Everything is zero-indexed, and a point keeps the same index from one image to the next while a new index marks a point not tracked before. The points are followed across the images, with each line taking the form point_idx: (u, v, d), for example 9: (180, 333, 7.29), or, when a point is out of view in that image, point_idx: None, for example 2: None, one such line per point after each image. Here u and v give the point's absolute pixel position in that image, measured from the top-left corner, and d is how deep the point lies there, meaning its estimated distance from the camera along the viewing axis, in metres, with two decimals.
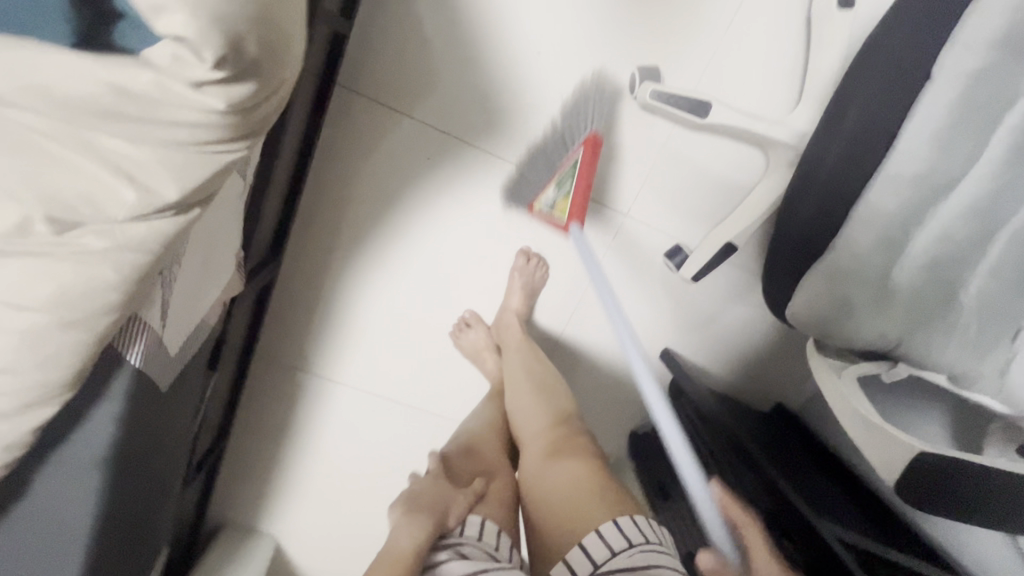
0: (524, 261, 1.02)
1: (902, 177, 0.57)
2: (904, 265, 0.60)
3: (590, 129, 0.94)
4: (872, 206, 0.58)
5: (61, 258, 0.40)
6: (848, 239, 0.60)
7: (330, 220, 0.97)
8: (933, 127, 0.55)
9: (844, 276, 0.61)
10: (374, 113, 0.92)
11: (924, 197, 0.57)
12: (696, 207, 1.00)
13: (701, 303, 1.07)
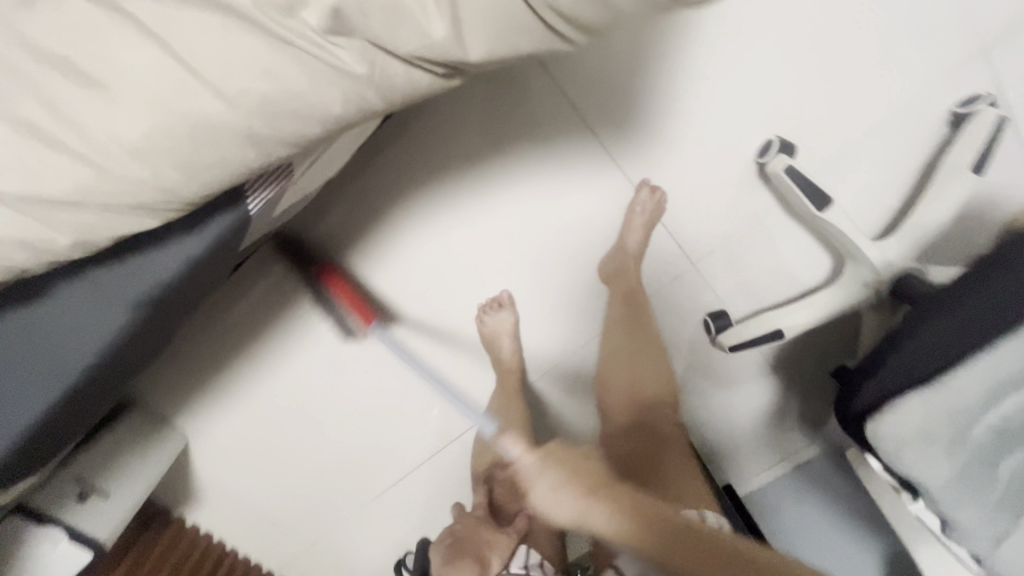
0: (648, 192, 0.92)
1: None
2: (980, 424, 0.63)
3: (705, 175, 0.94)
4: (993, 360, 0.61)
5: (309, 62, 0.33)
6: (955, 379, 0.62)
7: (423, 138, 0.94)
8: None
9: (935, 414, 0.63)
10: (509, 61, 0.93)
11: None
12: (759, 287, 1.01)
13: (716, 374, 1.10)
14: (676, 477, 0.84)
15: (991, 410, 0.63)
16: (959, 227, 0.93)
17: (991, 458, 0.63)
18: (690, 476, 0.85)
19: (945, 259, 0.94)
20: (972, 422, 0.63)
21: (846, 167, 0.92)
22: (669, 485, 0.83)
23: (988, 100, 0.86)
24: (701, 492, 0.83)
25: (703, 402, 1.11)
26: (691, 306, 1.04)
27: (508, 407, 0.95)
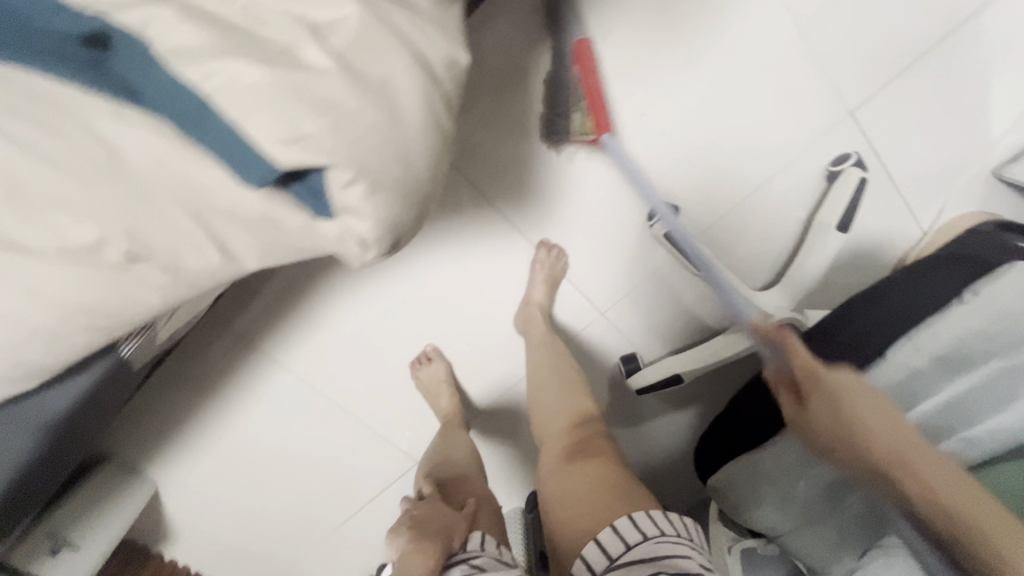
0: (547, 252, 1.00)
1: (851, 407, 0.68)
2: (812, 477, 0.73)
3: (603, 236, 1.01)
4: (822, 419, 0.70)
5: (115, 279, 0.41)
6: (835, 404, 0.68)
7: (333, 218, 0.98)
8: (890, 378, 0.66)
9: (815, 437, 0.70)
10: None
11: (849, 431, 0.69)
12: (663, 331, 1.11)
13: (636, 407, 1.19)
14: (610, 489, 0.74)
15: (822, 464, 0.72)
16: (839, 272, 1.02)
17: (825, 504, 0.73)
18: (626, 487, 0.74)
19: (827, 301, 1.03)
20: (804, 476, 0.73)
21: (728, 225, 0.99)
22: (589, 499, 0.74)
23: (855, 161, 0.93)
24: (633, 489, 0.74)
25: (626, 432, 1.21)
26: (605, 349, 1.12)
27: (450, 439, 1.13)
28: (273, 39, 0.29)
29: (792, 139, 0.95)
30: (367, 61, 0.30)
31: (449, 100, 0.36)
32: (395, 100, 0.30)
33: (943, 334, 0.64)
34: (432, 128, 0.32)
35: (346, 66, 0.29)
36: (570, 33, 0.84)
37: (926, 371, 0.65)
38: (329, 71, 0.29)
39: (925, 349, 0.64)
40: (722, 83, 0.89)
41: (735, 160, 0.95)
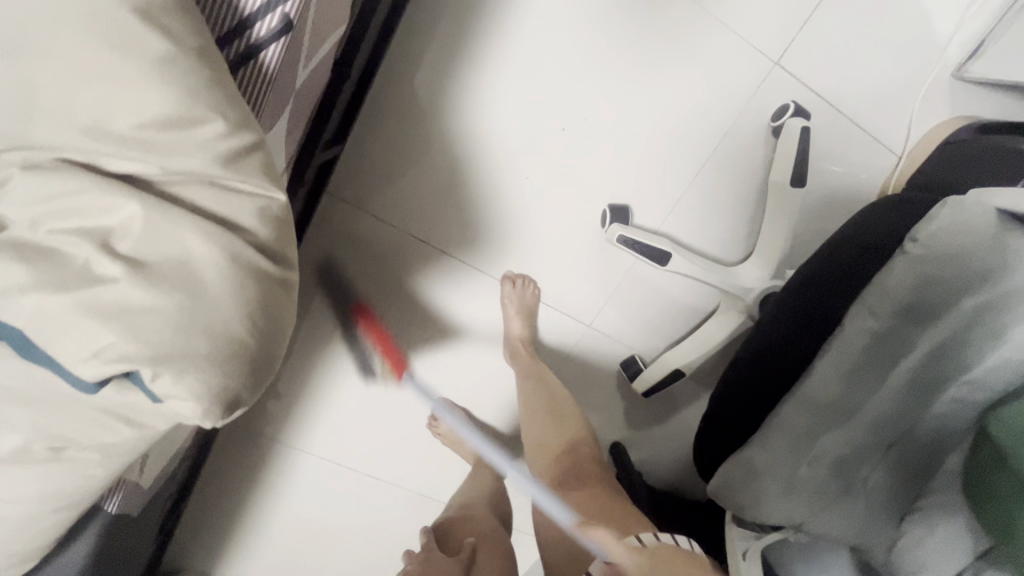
0: (510, 285, 0.98)
1: (829, 381, 0.61)
2: (813, 462, 0.64)
3: (566, 252, 1.00)
4: (805, 395, 0.62)
5: (53, 467, 0.44)
6: (810, 381, 0.62)
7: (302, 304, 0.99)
8: (857, 344, 0.59)
9: (801, 422, 0.63)
10: (347, 215, 0.93)
11: (834, 406, 0.62)
12: (656, 326, 1.08)
13: (655, 407, 1.15)
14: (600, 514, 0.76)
15: (817, 445, 0.63)
16: (813, 224, 0.97)
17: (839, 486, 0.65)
18: (616, 511, 0.76)
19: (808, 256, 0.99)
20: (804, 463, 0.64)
21: (683, 212, 0.96)
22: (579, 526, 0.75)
23: (795, 110, 0.88)
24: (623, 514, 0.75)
25: (654, 434, 1.18)
26: (601, 359, 1.10)
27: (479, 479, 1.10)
28: (73, 257, 0.32)
29: (724, 108, 0.91)
30: (165, 251, 0.33)
31: (274, 245, 0.37)
32: (198, 277, 0.33)
33: (898, 285, 0.57)
34: (249, 285, 0.35)
35: (140, 266, 0.32)
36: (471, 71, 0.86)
37: (893, 325, 0.58)
38: (122, 278, 0.31)
39: (887, 306, 0.58)
40: (630, 80, 0.89)
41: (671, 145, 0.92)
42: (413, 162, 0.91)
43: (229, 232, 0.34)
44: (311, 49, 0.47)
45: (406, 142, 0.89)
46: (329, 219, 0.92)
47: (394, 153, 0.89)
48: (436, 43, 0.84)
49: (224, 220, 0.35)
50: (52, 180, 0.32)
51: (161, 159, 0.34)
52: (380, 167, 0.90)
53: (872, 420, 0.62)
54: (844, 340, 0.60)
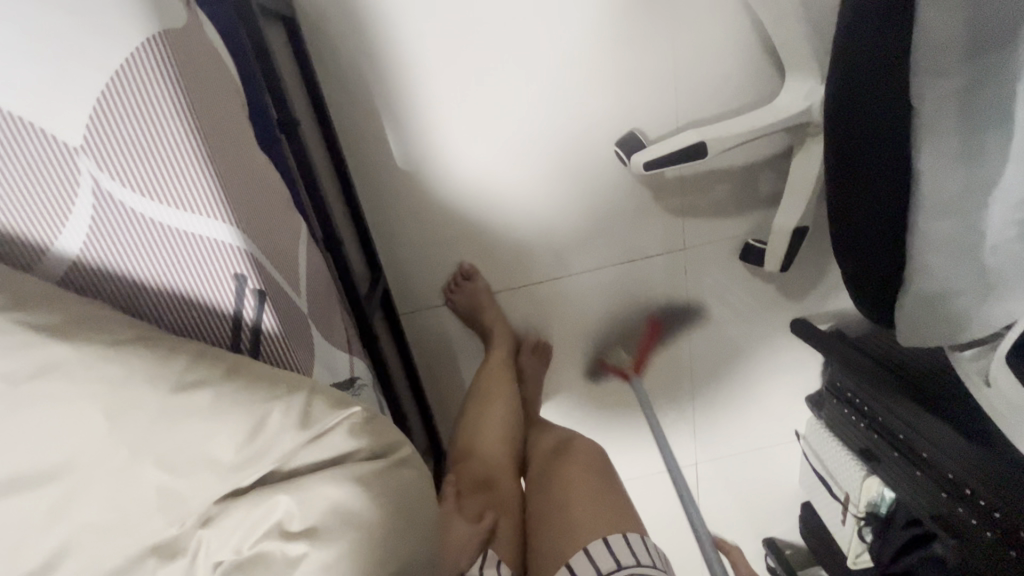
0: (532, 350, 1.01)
1: (945, 172, 0.50)
2: (994, 244, 0.52)
3: (610, 207, 0.96)
4: (935, 198, 0.51)
5: None
6: (925, 185, 0.50)
7: (449, 403, 1.08)
8: (947, 117, 0.48)
9: (949, 226, 0.52)
10: (425, 317, 1.01)
11: (977, 176, 0.50)
12: (745, 200, 0.98)
13: (804, 267, 1.04)
14: (585, 498, 0.70)
15: (985, 226, 0.51)
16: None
17: None
18: (611, 501, 0.69)
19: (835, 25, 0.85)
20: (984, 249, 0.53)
21: (686, 92, 0.87)
22: (570, 506, 0.69)
23: None
24: (614, 507, 0.70)
25: (822, 290, 1.06)
26: (717, 264, 1.03)
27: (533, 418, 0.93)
28: (271, 555, 0.39)
29: None
30: (321, 512, 0.39)
31: (379, 446, 0.43)
32: (352, 512, 0.39)
33: (945, 27, 0.44)
34: (387, 491, 0.41)
35: (314, 532, 0.38)
36: (419, 143, 0.87)
37: (974, 70, 0.46)
38: (311, 550, 0.38)
39: (946, 60, 0.45)
40: (543, 27, 0.82)
41: (624, 50, 0.84)
42: (438, 243, 0.95)
43: (346, 466, 0.41)
44: (290, 278, 0.53)
45: (421, 235, 0.94)
46: (417, 330, 1.02)
47: (419, 248, 0.95)
48: (380, 144, 0.87)
49: (337, 460, 0.41)
50: (217, 525, 0.39)
51: (267, 458, 0.40)
52: (418, 265, 0.97)
53: None
54: (926, 121, 0.48)
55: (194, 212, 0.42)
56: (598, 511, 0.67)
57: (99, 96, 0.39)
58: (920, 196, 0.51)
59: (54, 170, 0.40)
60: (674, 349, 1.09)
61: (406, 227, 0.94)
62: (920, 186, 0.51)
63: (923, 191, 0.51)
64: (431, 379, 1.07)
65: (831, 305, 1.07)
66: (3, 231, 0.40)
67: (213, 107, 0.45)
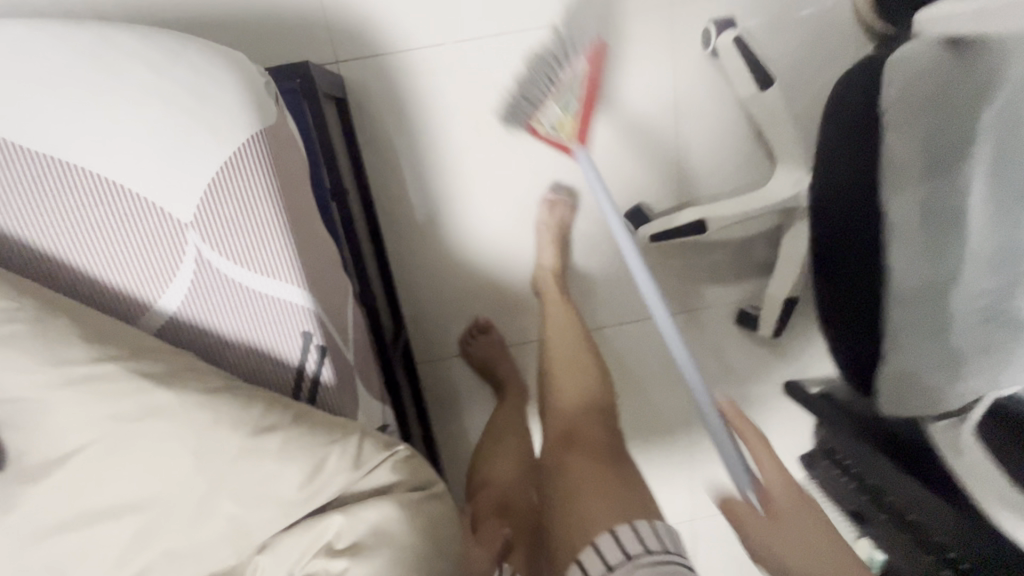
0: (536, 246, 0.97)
1: (909, 262, 0.59)
2: (960, 327, 0.58)
3: (617, 269, 1.04)
4: (902, 284, 0.59)
5: None
6: (895, 274, 0.59)
7: (456, 450, 1.12)
8: (910, 215, 0.57)
9: (917, 312, 0.60)
10: (440, 366, 1.07)
11: (941, 266, 0.58)
12: (741, 269, 1.07)
13: (796, 332, 1.11)
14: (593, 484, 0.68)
15: (951, 312, 0.58)
16: (813, 99, 0.93)
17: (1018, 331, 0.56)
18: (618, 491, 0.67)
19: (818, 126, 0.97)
20: (952, 332, 0.59)
21: (688, 172, 0.97)
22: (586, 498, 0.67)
23: (718, 28, 0.86)
24: (626, 491, 0.67)
25: (813, 354, 1.13)
26: (715, 326, 1.10)
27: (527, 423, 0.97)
28: None
29: (657, 71, 0.92)
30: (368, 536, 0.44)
31: (418, 484, 0.48)
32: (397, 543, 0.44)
33: (900, 145, 0.56)
34: (426, 522, 0.46)
35: (360, 553, 0.43)
36: (447, 207, 0.96)
37: (931, 180, 0.56)
38: (351, 565, 0.42)
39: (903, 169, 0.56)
40: None
41: (633, 134, 0.95)
42: (457, 298, 1.02)
43: (391, 498, 0.46)
44: (341, 332, 0.59)
45: (442, 289, 1.02)
46: (432, 378, 1.07)
47: (439, 302, 1.02)
48: (412, 208, 0.96)
49: (383, 493, 0.47)
50: (275, 555, 0.44)
51: (323, 494, 0.45)
52: (436, 319, 1.03)
53: (991, 255, 0.55)
54: (895, 220, 0.58)
55: (276, 277, 0.49)
56: (608, 497, 0.66)
57: (210, 182, 0.47)
58: (890, 282, 0.60)
59: (164, 240, 0.46)
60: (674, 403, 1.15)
61: (428, 282, 1.01)
62: (891, 274, 0.60)
63: (892, 279, 0.60)
64: (441, 426, 1.11)
65: (821, 369, 1.14)
66: (113, 291, 0.47)
67: (296, 190, 0.53)
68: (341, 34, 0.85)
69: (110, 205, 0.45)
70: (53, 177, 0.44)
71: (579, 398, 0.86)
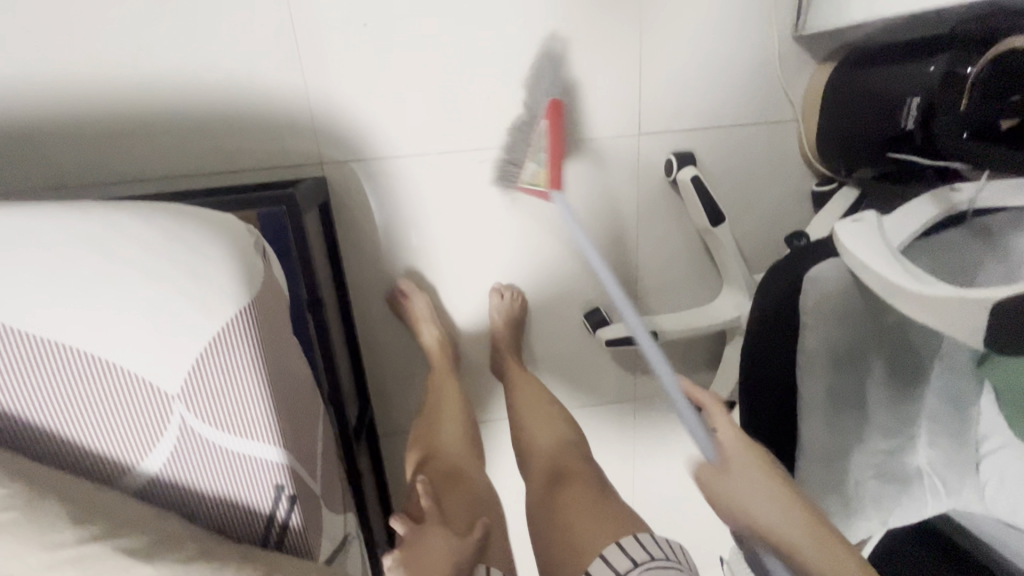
0: (500, 298, 1.01)
1: (821, 432, 0.66)
2: (861, 481, 0.70)
3: (575, 358, 1.12)
4: (811, 450, 0.67)
5: None
6: (804, 442, 0.68)
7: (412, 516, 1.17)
8: (823, 396, 0.65)
9: (822, 472, 0.68)
10: (402, 440, 1.11)
11: (851, 435, 0.68)
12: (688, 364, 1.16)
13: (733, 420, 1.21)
14: (580, 512, 0.78)
15: (855, 471, 0.70)
16: (755, 226, 1.05)
17: (898, 479, 0.72)
18: (605, 511, 0.77)
19: (761, 246, 1.06)
20: (856, 486, 0.70)
21: (645, 279, 1.06)
22: (571, 518, 0.78)
23: (679, 161, 0.94)
24: (616, 518, 0.76)
25: None
26: (661, 411, 1.19)
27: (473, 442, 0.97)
28: None
29: (622, 190, 0.99)
30: None
31: None
32: None
33: (816, 340, 0.63)
34: None
35: None
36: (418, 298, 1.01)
37: (840, 368, 0.64)
38: None
39: (818, 359, 0.64)
40: (534, 220, 1.00)
41: (597, 244, 1.02)
42: (422, 379, 1.07)
43: None
44: (312, 467, 0.64)
45: (408, 371, 1.06)
46: (392, 451, 1.11)
47: (405, 383, 1.07)
48: (384, 297, 1.00)
49: None
50: None
51: None
52: (399, 398, 1.07)
53: (883, 425, 0.69)
54: (810, 398, 0.65)
55: (253, 439, 0.54)
56: (599, 523, 0.75)
57: (196, 359, 0.51)
58: (802, 445, 0.68)
59: (150, 412, 0.50)
60: (619, 476, 1.24)
61: (395, 365, 1.05)
62: (804, 440, 0.67)
63: (805, 444, 0.67)
64: (399, 494, 1.16)
65: None
66: (99, 455, 0.51)
67: (276, 349, 0.58)
68: (326, 138, 0.89)
69: (102, 380, 0.49)
70: (49, 356, 0.48)
71: (553, 440, 0.94)
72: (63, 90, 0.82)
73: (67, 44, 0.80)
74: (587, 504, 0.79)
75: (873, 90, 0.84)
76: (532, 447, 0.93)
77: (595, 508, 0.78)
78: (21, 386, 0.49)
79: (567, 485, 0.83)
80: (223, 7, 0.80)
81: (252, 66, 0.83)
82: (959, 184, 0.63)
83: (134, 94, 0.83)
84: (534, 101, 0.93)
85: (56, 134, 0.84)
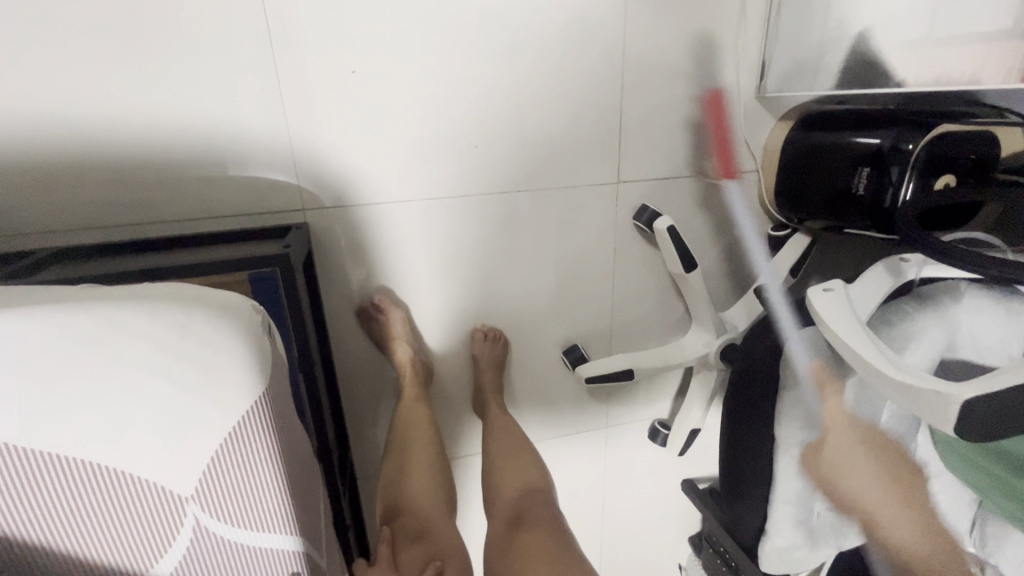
0: (482, 337, 1.02)
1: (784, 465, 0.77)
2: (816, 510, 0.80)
3: (552, 390, 1.15)
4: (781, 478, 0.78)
5: None
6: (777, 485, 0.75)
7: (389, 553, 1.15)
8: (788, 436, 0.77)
9: None
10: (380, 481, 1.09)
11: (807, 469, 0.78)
12: (656, 390, 1.22)
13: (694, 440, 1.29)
14: (534, 556, 0.74)
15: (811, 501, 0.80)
16: (721, 266, 1.12)
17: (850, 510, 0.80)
18: (561, 556, 0.73)
19: (726, 285, 1.14)
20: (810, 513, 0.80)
21: (619, 316, 1.11)
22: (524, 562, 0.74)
23: (653, 211, 1.00)
24: (567, 567, 0.72)
25: (705, 455, 1.32)
26: (630, 434, 1.25)
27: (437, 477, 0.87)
28: None
29: (600, 233, 1.03)
30: None
31: None
32: None
33: None
34: None
35: None
36: None
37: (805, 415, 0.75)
38: None
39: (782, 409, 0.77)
40: (516, 262, 1.01)
41: (575, 283, 1.06)
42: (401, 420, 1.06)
43: None
44: (319, 545, 0.62)
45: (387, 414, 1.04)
46: (370, 494, 1.09)
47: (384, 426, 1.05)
48: (364, 339, 0.98)
49: None
50: None
51: None
52: (378, 440, 1.05)
53: None
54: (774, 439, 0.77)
55: (268, 532, 0.52)
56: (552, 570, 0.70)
57: (210, 460, 0.49)
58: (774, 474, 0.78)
59: (165, 515, 0.48)
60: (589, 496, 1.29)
61: (373, 409, 1.03)
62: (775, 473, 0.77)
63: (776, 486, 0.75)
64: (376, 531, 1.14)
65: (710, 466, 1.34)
66: (105, 563, 0.48)
67: (287, 433, 0.56)
68: (308, 182, 0.86)
69: (108, 490, 0.47)
70: (50, 467, 0.45)
71: (522, 483, 0.90)
72: (13, 131, 0.74)
73: (14, 79, 0.72)
74: (549, 541, 0.76)
75: (827, 155, 0.93)
76: (500, 492, 0.89)
77: (546, 559, 0.73)
78: (13, 501, 0.45)
79: (530, 527, 0.79)
80: (199, 47, 0.76)
81: (230, 108, 0.80)
82: (907, 256, 0.75)
83: (95, 138, 0.77)
84: (518, 146, 0.94)
85: (2, 176, 0.76)
